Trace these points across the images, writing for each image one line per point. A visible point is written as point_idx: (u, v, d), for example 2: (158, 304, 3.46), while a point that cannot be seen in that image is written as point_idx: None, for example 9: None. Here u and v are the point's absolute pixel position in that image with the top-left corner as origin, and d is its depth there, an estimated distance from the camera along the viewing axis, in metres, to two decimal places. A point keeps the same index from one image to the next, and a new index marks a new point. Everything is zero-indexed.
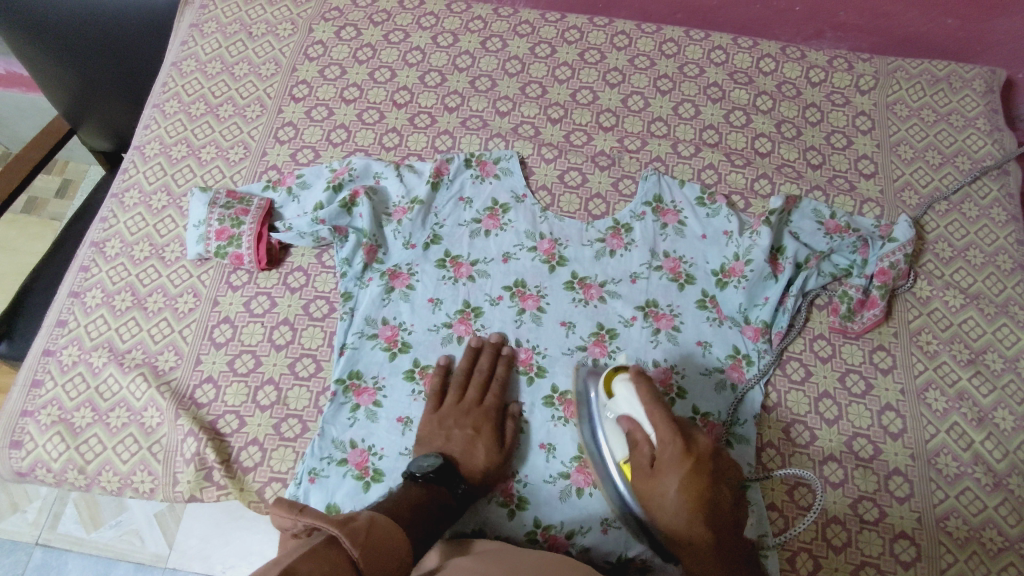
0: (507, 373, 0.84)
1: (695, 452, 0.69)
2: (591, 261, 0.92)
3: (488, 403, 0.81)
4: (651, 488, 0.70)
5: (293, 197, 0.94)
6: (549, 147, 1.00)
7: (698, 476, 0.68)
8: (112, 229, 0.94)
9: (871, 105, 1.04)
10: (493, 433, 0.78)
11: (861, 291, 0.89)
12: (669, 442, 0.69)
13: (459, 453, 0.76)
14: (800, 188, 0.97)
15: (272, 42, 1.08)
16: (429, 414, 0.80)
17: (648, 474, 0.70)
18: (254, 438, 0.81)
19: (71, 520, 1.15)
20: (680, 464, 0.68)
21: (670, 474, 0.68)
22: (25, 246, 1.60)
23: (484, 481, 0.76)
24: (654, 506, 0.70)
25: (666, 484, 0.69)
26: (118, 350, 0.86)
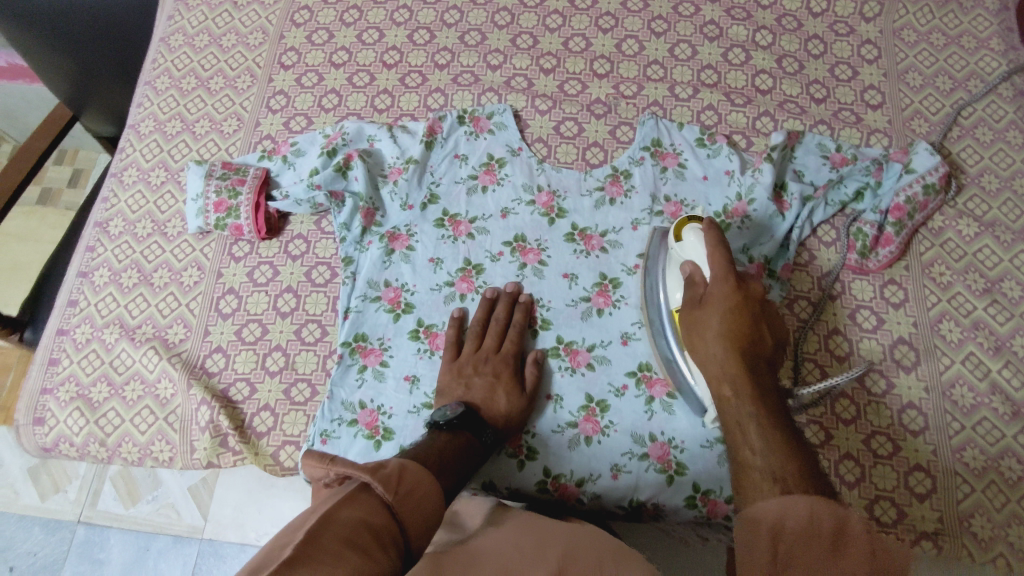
0: (525, 318, 0.84)
1: (744, 290, 0.66)
2: (591, 211, 0.90)
3: (506, 349, 0.81)
4: (696, 319, 0.68)
5: (289, 164, 0.94)
6: (543, 98, 0.98)
7: (739, 314, 0.65)
8: (113, 208, 0.95)
9: (876, 33, 1.00)
10: (513, 379, 0.78)
11: (875, 227, 0.85)
12: (721, 274, 0.67)
13: (481, 400, 0.76)
14: (804, 124, 0.94)
15: (258, 11, 1.07)
16: (448, 364, 0.81)
17: (697, 308, 0.68)
18: (265, 404, 0.83)
19: (109, 497, 1.19)
20: (727, 298, 0.66)
21: (716, 307, 0.66)
22: (44, 234, 1.63)
23: (508, 426, 0.76)
24: (696, 341, 0.68)
25: (708, 314, 0.66)
26: (129, 326, 0.87)
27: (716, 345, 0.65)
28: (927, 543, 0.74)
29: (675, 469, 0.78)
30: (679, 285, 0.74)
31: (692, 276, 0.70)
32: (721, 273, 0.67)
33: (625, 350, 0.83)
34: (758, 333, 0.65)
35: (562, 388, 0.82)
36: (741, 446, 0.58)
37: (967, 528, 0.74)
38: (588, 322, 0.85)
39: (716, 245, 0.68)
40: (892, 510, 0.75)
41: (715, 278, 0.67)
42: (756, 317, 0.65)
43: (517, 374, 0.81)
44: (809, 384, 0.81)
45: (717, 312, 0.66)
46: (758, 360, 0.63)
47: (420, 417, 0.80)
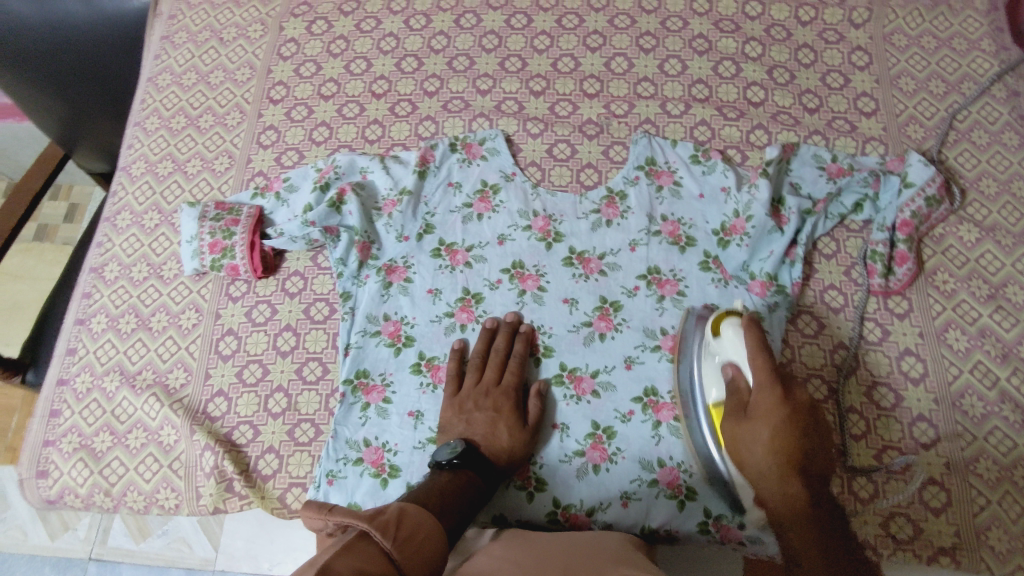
0: (525, 348, 0.83)
1: (792, 401, 0.64)
2: (588, 234, 0.90)
3: (507, 381, 0.80)
4: (741, 433, 0.66)
5: (283, 201, 0.93)
6: (534, 121, 0.97)
7: (789, 423, 0.63)
8: (108, 253, 0.94)
9: (867, 39, 0.99)
10: (515, 413, 0.77)
11: (887, 246, 0.85)
12: (764, 382, 0.65)
13: (482, 436, 0.75)
14: (798, 135, 0.93)
15: (244, 46, 1.06)
16: (450, 399, 0.80)
17: (742, 421, 0.67)
18: (269, 446, 0.82)
19: (120, 534, 1.18)
20: (776, 409, 0.64)
21: (764, 422, 0.64)
22: (43, 271, 1.65)
23: (511, 462, 0.75)
24: (746, 456, 0.66)
25: (758, 429, 0.65)
26: (129, 372, 0.87)
27: (766, 458, 0.63)
28: (945, 559, 0.73)
29: (685, 493, 0.77)
30: (717, 382, 0.74)
31: (736, 381, 0.70)
32: (763, 383, 0.65)
33: (629, 375, 0.83)
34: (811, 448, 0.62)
35: (567, 416, 0.81)
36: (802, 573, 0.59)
37: (985, 541, 0.73)
38: (590, 347, 0.84)
39: (758, 345, 0.67)
40: (908, 527, 0.74)
41: (760, 388, 0.65)
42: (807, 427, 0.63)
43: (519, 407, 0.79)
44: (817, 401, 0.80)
45: (767, 423, 0.64)
46: (813, 474, 0.62)
47: (425, 453, 0.79)
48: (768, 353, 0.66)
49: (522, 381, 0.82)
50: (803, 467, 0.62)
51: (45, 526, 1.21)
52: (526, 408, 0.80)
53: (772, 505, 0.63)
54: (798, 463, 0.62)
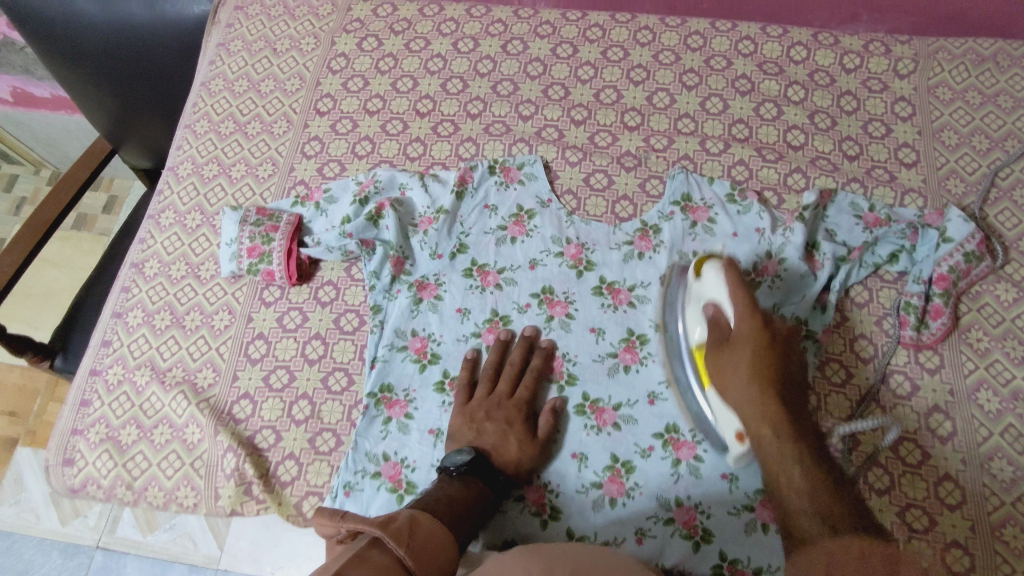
0: (541, 364, 0.84)
1: (770, 330, 0.70)
2: (619, 265, 0.90)
3: (520, 395, 0.81)
4: (724, 363, 0.72)
5: (322, 211, 0.95)
6: (573, 150, 0.98)
7: (763, 349, 0.69)
8: (149, 250, 0.96)
9: (911, 90, 0.99)
10: (525, 426, 0.78)
11: (922, 298, 0.84)
12: (743, 311, 0.70)
13: (492, 446, 0.77)
14: (836, 181, 0.93)
15: (295, 57, 1.09)
16: (461, 406, 0.81)
17: (724, 349, 0.72)
18: (290, 453, 0.82)
19: (126, 525, 1.19)
20: (753, 335, 0.69)
21: (744, 347, 0.70)
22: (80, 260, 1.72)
23: (519, 474, 0.77)
24: (726, 381, 0.71)
25: (738, 355, 0.70)
26: (160, 368, 0.88)
27: (747, 388, 0.69)
28: None
29: (701, 534, 0.77)
30: (699, 322, 0.78)
31: (716, 319, 0.74)
32: (744, 314, 0.70)
33: (651, 410, 0.83)
34: (786, 376, 0.69)
35: (587, 446, 0.81)
36: (783, 485, 0.64)
37: None
38: (614, 379, 0.84)
39: (736, 282, 0.72)
40: None
41: (741, 319, 0.70)
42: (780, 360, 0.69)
43: (530, 421, 0.80)
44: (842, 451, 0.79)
45: (747, 353, 0.70)
46: (788, 394, 0.68)
47: None
48: (745, 285, 0.72)
49: (534, 396, 0.83)
50: (778, 390, 0.68)
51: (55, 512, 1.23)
52: (536, 423, 0.81)
53: (751, 422, 0.68)
54: (773, 383, 0.68)
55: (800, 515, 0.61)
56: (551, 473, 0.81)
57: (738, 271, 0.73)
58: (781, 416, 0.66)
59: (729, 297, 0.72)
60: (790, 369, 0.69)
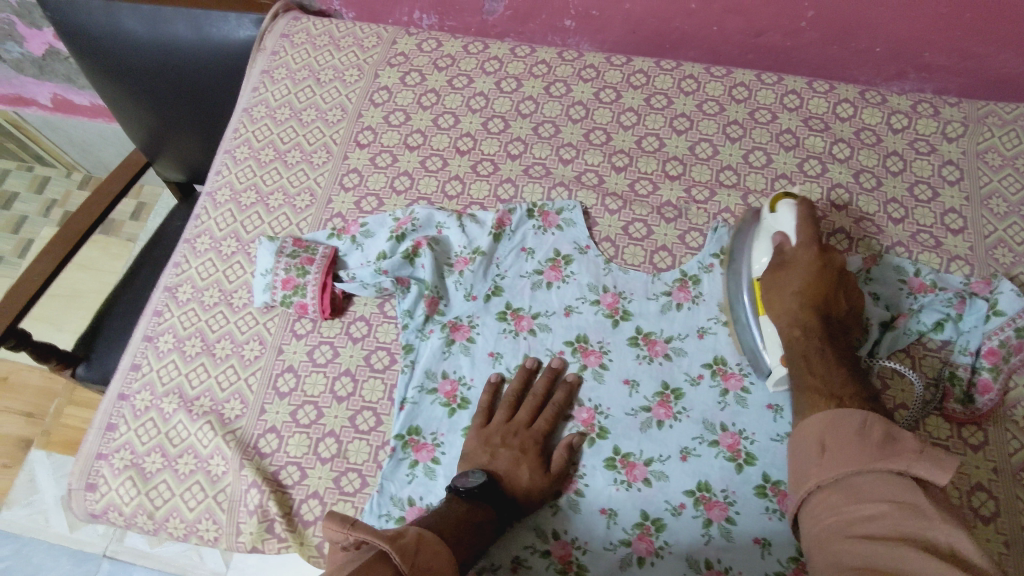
0: (564, 398, 0.84)
1: (828, 260, 0.80)
2: (656, 316, 0.89)
3: (539, 425, 0.81)
4: (777, 280, 0.82)
5: (358, 245, 0.95)
6: (613, 197, 0.97)
7: (816, 271, 0.79)
8: (184, 274, 0.96)
9: (959, 154, 0.98)
10: (539, 457, 0.79)
11: (968, 370, 0.83)
12: (806, 243, 0.82)
13: (504, 473, 0.77)
14: (880, 244, 0.92)
15: (339, 88, 1.09)
16: (477, 431, 0.81)
17: (781, 270, 0.82)
18: (314, 491, 0.81)
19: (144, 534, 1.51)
20: (810, 258, 0.80)
21: (801, 269, 0.80)
22: (107, 264, 1.92)
23: (528, 502, 0.77)
24: (778, 300, 0.81)
25: (792, 276, 0.81)
26: (187, 396, 0.88)
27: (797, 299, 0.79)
28: None
29: None
30: (764, 250, 0.86)
31: (781, 245, 0.83)
32: (807, 242, 0.81)
33: (683, 467, 0.80)
34: (834, 300, 0.80)
35: (617, 501, 0.79)
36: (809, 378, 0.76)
37: None
38: (647, 434, 0.82)
39: (808, 220, 0.83)
40: None
41: (803, 246, 0.81)
42: (831, 283, 0.80)
43: (546, 453, 0.81)
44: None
45: (802, 274, 0.80)
46: (828, 314, 0.79)
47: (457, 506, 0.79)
48: (813, 225, 0.83)
49: (554, 429, 0.83)
50: (820, 308, 0.79)
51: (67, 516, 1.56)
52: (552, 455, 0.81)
53: (788, 330, 0.79)
54: (820, 306, 0.79)
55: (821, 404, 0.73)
56: (578, 529, 0.79)
57: (812, 210, 0.84)
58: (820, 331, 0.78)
59: (797, 229, 0.83)
60: (834, 297, 0.80)
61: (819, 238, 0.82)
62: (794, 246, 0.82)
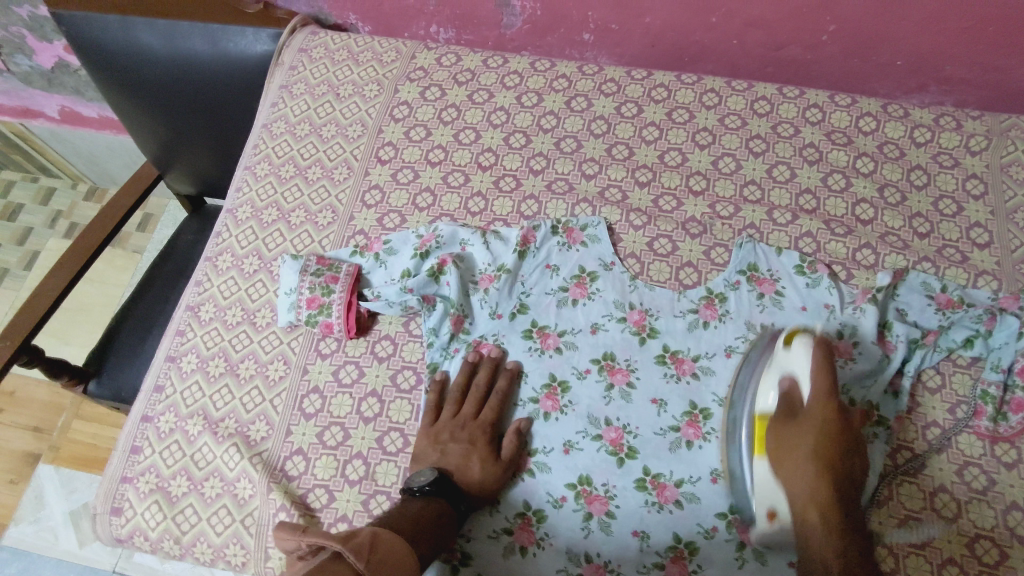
0: (507, 385, 0.85)
1: (843, 416, 0.73)
2: (683, 334, 0.89)
3: (484, 416, 0.83)
4: (786, 436, 0.74)
5: (381, 263, 0.94)
6: (638, 213, 0.97)
7: (831, 433, 0.72)
8: (206, 293, 0.96)
9: (983, 167, 0.97)
10: (488, 447, 0.81)
11: (1000, 387, 0.82)
12: (821, 393, 0.74)
13: (455, 467, 0.79)
14: (907, 259, 0.91)
15: (358, 103, 1.09)
16: (427, 427, 0.83)
17: (790, 425, 0.75)
18: (343, 514, 0.80)
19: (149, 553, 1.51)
20: (825, 417, 0.73)
21: (813, 427, 0.73)
22: (113, 277, 1.91)
23: (482, 494, 0.79)
24: (789, 477, 0.72)
25: (803, 434, 0.73)
26: (212, 418, 0.87)
27: (809, 477, 0.71)
28: None
29: None
30: (773, 387, 0.78)
31: (792, 392, 0.76)
32: (823, 396, 0.74)
33: (714, 488, 0.80)
34: (847, 464, 0.72)
35: (649, 523, 0.79)
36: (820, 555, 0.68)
37: None
38: (676, 454, 0.82)
39: (823, 363, 0.75)
40: None
41: (820, 398, 0.74)
42: (844, 449, 0.72)
43: (495, 442, 0.83)
44: (913, 547, 0.76)
45: (813, 433, 0.72)
46: (842, 484, 0.71)
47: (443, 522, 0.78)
48: (830, 369, 0.75)
49: (500, 417, 0.85)
50: (834, 477, 0.71)
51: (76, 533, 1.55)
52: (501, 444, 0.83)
53: (798, 506, 0.71)
54: (832, 465, 0.71)
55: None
56: (610, 552, 0.78)
57: (829, 351, 0.76)
58: (834, 521, 0.69)
59: (812, 375, 0.75)
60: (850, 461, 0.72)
61: (835, 387, 0.75)
62: (808, 398, 0.75)
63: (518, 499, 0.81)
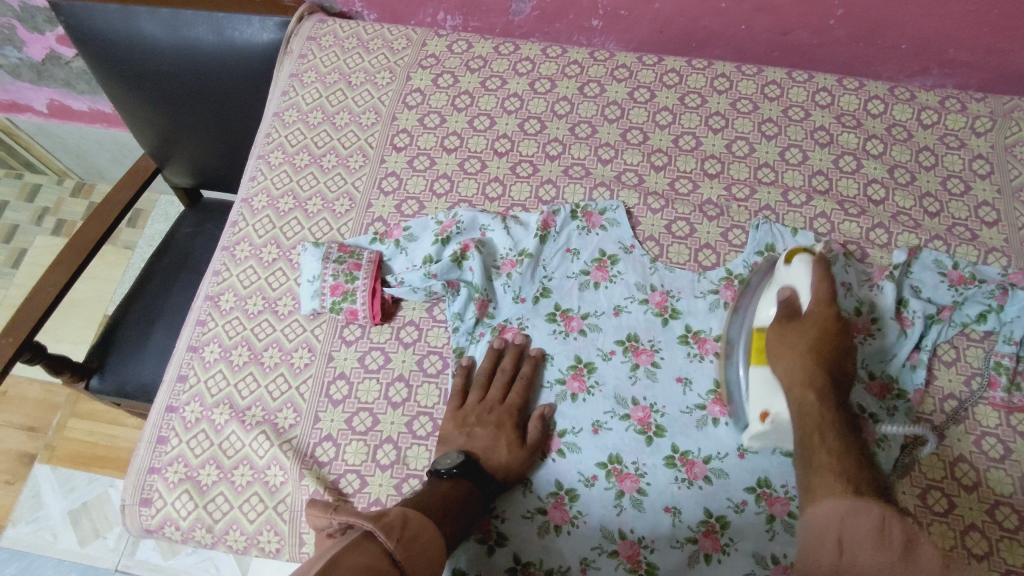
0: (533, 371, 0.86)
1: (839, 320, 0.79)
2: (705, 314, 0.90)
3: (511, 401, 0.83)
4: (785, 340, 0.79)
5: (401, 249, 0.94)
6: (655, 196, 0.98)
7: (826, 338, 0.78)
8: (225, 282, 0.95)
9: (988, 148, 1.00)
10: (515, 431, 0.81)
11: (1013, 359, 0.85)
12: (821, 299, 0.80)
13: (482, 450, 0.79)
14: (919, 238, 0.94)
15: (371, 91, 1.08)
16: (453, 412, 0.83)
17: (788, 326, 0.80)
18: (376, 498, 0.81)
19: (149, 550, 1.51)
20: (823, 321, 0.79)
21: (813, 330, 0.78)
22: (105, 273, 1.88)
23: (508, 478, 0.79)
24: (778, 364, 0.78)
25: (802, 337, 0.78)
26: (238, 406, 0.86)
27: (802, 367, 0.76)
28: None
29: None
30: (772, 301, 0.83)
31: (789, 299, 0.81)
32: (820, 299, 0.80)
33: (741, 464, 0.81)
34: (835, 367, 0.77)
35: (680, 499, 0.80)
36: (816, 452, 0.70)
37: None
38: (703, 431, 0.83)
39: (824, 276, 0.80)
40: None
41: (819, 302, 0.80)
42: (840, 345, 0.78)
43: (521, 427, 0.83)
44: (937, 513, 0.78)
45: (810, 336, 0.78)
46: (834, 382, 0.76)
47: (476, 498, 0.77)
48: (830, 282, 0.80)
49: (526, 403, 0.85)
50: (825, 376, 0.76)
51: (76, 531, 1.53)
52: (527, 428, 0.83)
53: (792, 392, 0.76)
54: (824, 369, 0.76)
55: (826, 469, 0.69)
56: (643, 528, 0.79)
57: (827, 267, 0.81)
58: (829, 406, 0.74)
59: (812, 286, 0.80)
60: (845, 367, 0.78)
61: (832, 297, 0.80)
62: (808, 304, 0.80)
63: (549, 479, 0.82)
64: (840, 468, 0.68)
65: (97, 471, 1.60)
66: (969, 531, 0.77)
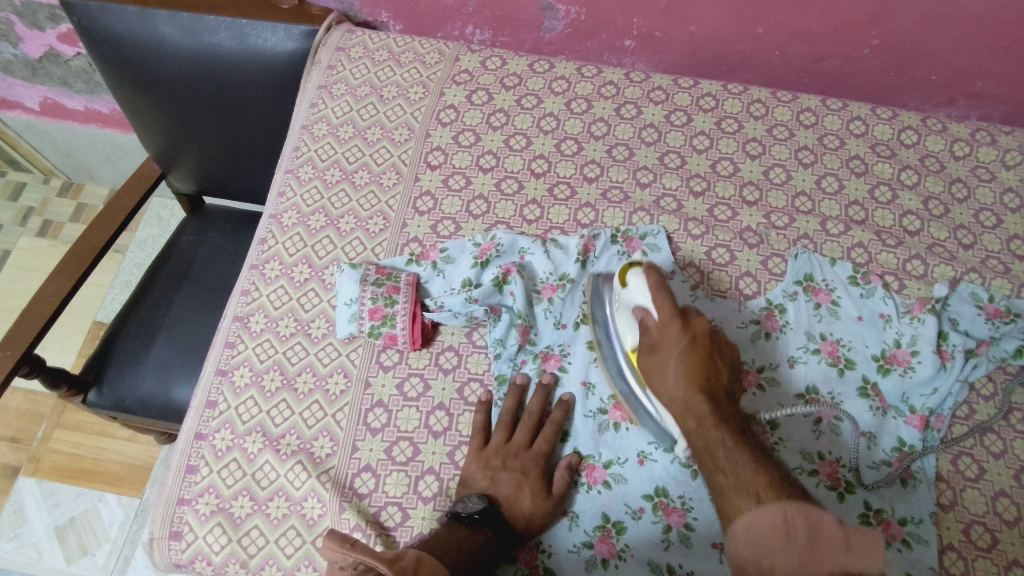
0: (563, 416, 0.83)
1: (690, 329, 0.77)
2: (747, 344, 0.89)
3: (538, 448, 0.81)
4: (653, 366, 0.78)
5: (439, 271, 0.92)
6: (695, 222, 0.97)
7: (692, 350, 0.76)
8: (255, 303, 0.92)
9: (1017, 181, 1.01)
10: (540, 480, 0.78)
11: None
12: (668, 315, 0.78)
13: (504, 497, 0.77)
14: (956, 270, 0.94)
15: (403, 105, 1.06)
16: (475, 452, 0.81)
17: (652, 356, 0.78)
18: (419, 532, 0.78)
19: (140, 565, 1.43)
20: (678, 341, 0.77)
21: (672, 351, 0.77)
22: (94, 279, 1.81)
23: (529, 529, 0.76)
24: (660, 388, 0.77)
25: (668, 357, 0.77)
26: (272, 435, 0.83)
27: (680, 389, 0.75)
28: None
29: None
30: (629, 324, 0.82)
31: (643, 320, 0.80)
32: (666, 318, 0.78)
33: None
34: (712, 367, 0.76)
35: None
36: (714, 469, 0.70)
37: None
38: None
39: (659, 287, 0.79)
40: None
41: (665, 322, 0.78)
42: (705, 359, 0.76)
43: (546, 475, 0.80)
44: None
45: (674, 355, 0.77)
46: (711, 391, 0.75)
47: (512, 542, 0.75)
48: (667, 291, 0.79)
49: (552, 451, 0.83)
50: (702, 386, 0.75)
51: (61, 549, 1.46)
52: (552, 478, 0.80)
53: (681, 418, 0.75)
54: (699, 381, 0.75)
55: (728, 489, 0.68)
56: (691, 565, 0.77)
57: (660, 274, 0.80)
58: (706, 412, 0.73)
59: (653, 300, 0.79)
60: (716, 368, 0.76)
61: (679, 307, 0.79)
62: (654, 322, 0.79)
63: (594, 512, 0.80)
64: (739, 486, 0.67)
65: (86, 484, 1.53)
66: (1014, 566, 0.78)
